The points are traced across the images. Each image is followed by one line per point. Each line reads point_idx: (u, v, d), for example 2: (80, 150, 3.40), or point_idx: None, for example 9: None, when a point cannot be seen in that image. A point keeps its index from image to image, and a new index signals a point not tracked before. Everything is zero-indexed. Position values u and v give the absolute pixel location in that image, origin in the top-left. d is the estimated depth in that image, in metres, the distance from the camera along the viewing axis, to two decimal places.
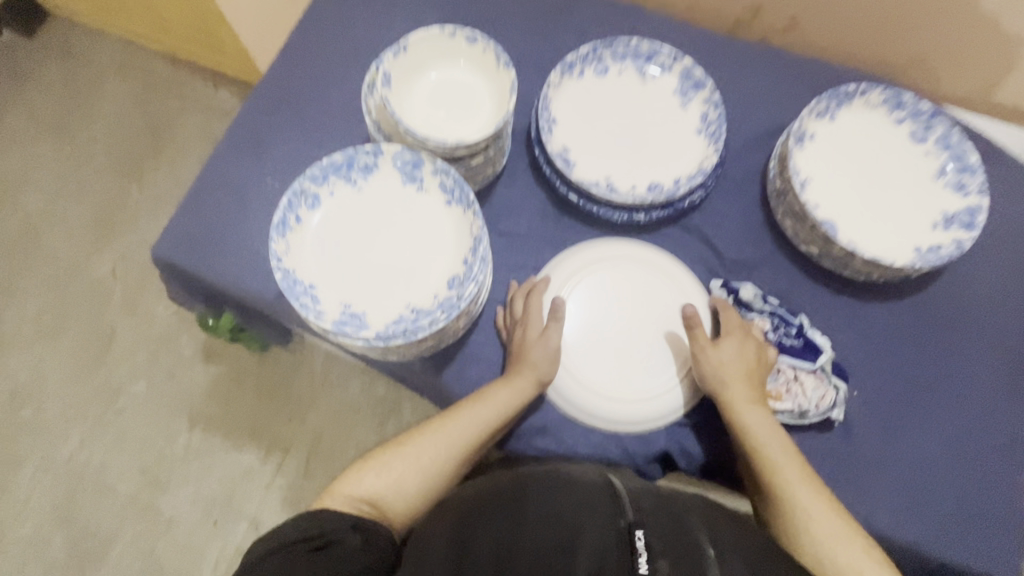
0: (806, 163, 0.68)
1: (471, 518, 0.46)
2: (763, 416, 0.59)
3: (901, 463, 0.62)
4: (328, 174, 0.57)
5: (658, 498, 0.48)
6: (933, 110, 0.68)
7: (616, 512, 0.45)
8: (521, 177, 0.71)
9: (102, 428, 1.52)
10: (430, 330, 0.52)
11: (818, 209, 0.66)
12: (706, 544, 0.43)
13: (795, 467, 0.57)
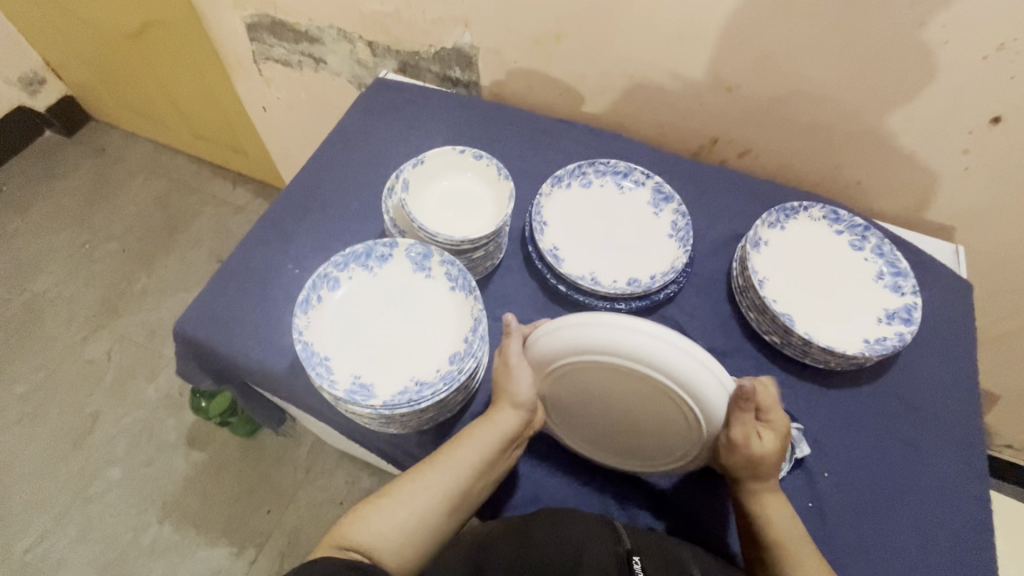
0: (763, 265, 0.78)
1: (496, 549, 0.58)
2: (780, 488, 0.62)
3: (874, 545, 0.65)
4: (349, 260, 0.66)
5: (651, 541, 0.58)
6: (865, 225, 0.80)
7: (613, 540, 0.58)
8: (515, 270, 0.80)
9: (68, 518, 1.45)
10: (433, 399, 0.57)
11: (777, 304, 0.75)
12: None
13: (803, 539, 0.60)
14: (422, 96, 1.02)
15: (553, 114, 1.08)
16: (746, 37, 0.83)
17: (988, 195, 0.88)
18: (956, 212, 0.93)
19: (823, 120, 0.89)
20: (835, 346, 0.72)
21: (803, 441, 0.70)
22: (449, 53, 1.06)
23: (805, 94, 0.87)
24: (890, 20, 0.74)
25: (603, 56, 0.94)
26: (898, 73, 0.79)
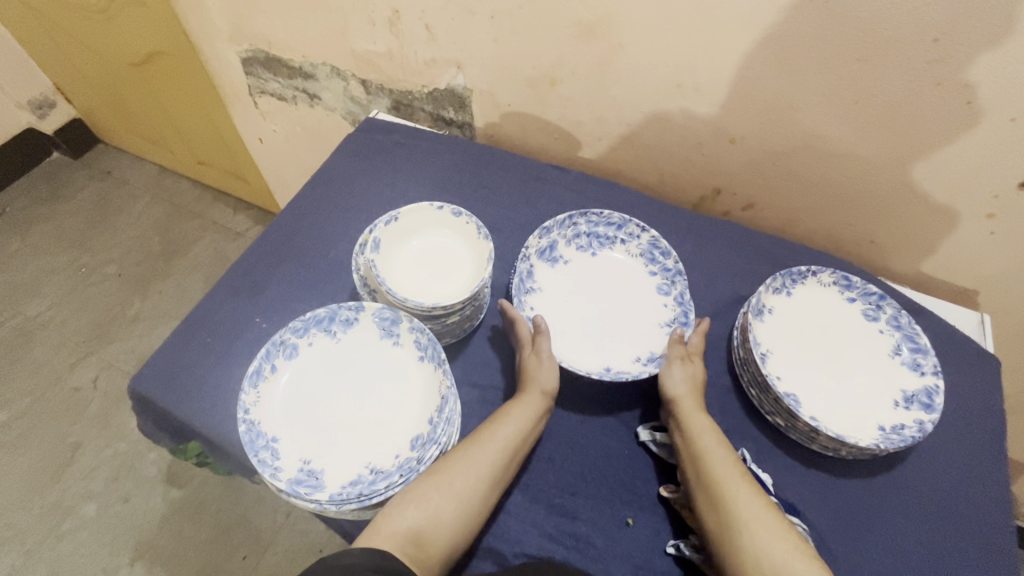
0: (766, 335, 0.72)
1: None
2: (706, 421, 0.63)
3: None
4: (310, 325, 0.60)
5: None
6: (881, 294, 0.74)
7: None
8: (497, 329, 0.74)
9: (36, 556, 1.39)
10: (386, 495, 0.51)
11: (781, 381, 0.69)
12: None
13: (736, 473, 0.58)
14: (412, 138, 0.98)
15: (549, 159, 1.04)
16: (754, 88, 0.78)
17: (1018, 261, 0.81)
18: (982, 277, 0.85)
19: (835, 176, 0.83)
20: (845, 433, 0.65)
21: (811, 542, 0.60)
22: (442, 94, 1.03)
23: (815, 149, 0.81)
24: (909, 76, 0.68)
25: (601, 103, 0.90)
26: (920, 130, 0.73)
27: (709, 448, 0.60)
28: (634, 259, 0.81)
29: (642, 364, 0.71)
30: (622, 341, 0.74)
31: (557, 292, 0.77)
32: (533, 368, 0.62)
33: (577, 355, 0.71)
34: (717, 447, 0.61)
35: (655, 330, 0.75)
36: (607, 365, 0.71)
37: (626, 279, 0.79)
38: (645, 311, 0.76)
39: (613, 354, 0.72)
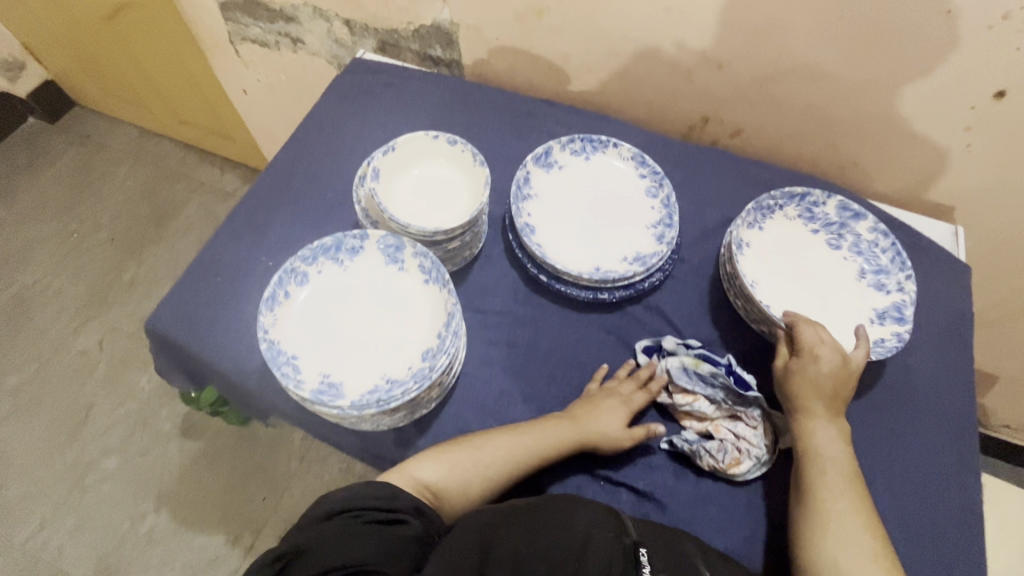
0: (749, 269, 0.75)
1: (503, 531, 0.56)
2: (834, 430, 0.63)
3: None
4: (318, 254, 0.63)
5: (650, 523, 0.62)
6: (843, 222, 0.78)
7: (629, 537, 0.58)
8: (496, 258, 0.78)
9: (65, 509, 1.46)
10: (402, 400, 0.55)
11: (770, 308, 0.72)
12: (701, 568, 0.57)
13: (848, 486, 0.61)
14: (401, 78, 0.98)
15: (539, 95, 1.04)
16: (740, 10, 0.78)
17: (992, 173, 0.84)
18: (961, 192, 0.89)
19: (820, 98, 0.85)
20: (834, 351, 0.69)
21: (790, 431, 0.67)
22: (428, 31, 1.02)
23: (800, 71, 0.83)
24: None
25: (589, 33, 0.90)
26: (902, 47, 0.75)
27: (828, 458, 0.62)
28: (626, 162, 0.83)
29: (629, 264, 0.75)
30: (611, 244, 0.77)
31: (552, 198, 0.80)
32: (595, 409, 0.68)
33: (566, 258, 0.76)
34: (837, 458, 0.62)
35: (642, 233, 0.78)
36: (596, 265, 0.76)
37: (618, 186, 0.82)
38: (634, 215, 0.79)
39: (601, 256, 0.76)
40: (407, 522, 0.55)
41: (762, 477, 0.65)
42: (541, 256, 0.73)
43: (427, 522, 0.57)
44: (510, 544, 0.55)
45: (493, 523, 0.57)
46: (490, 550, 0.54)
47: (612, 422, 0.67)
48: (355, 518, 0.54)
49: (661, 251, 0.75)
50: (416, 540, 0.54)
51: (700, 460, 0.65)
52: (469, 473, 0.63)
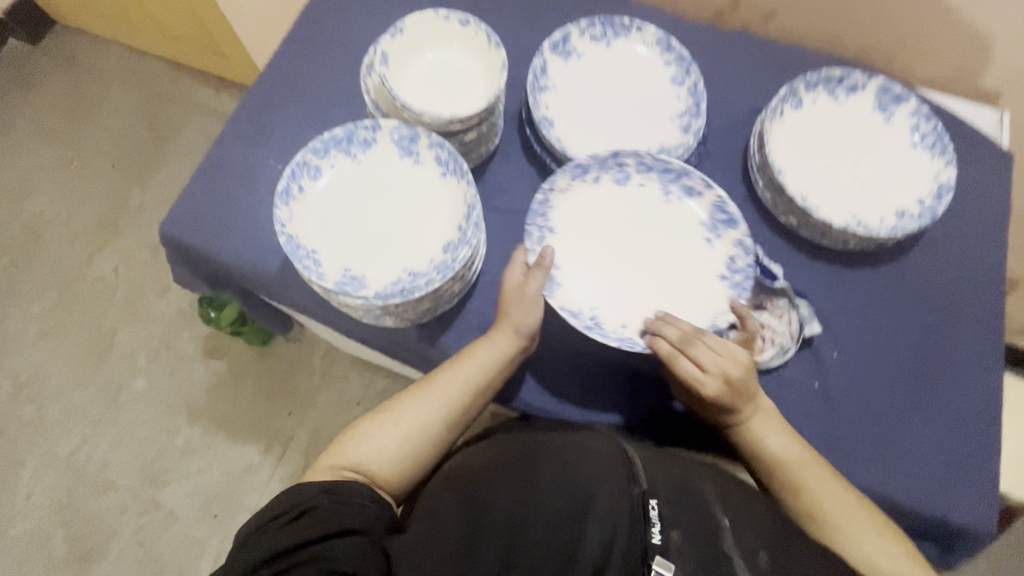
0: (579, 299, 0.66)
1: (489, 506, 0.54)
2: (775, 425, 0.62)
3: (884, 433, 0.64)
4: (329, 147, 0.61)
5: (667, 468, 0.58)
6: (615, 154, 0.69)
7: (637, 487, 0.53)
8: (513, 155, 0.74)
9: (103, 425, 1.53)
10: (426, 290, 0.55)
11: (624, 328, 0.65)
12: (721, 515, 0.52)
13: (812, 472, 0.60)
14: None
15: None
16: None
17: None
18: (1011, 74, 0.82)
19: None
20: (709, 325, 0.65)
21: (813, 321, 0.66)
22: None
23: None
24: None
25: None
26: None
27: (772, 456, 0.61)
28: (650, 49, 0.77)
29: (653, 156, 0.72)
30: (634, 137, 0.73)
31: (571, 87, 0.75)
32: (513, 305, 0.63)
33: (588, 152, 0.72)
34: (784, 452, 0.61)
35: (668, 125, 0.74)
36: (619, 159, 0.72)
37: (642, 74, 0.76)
38: (659, 106, 0.75)
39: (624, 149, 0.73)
40: (312, 508, 0.54)
41: (782, 366, 0.66)
42: (561, 148, 0.70)
43: (336, 496, 0.56)
44: (497, 519, 0.53)
45: (480, 498, 0.55)
46: (475, 528, 0.52)
47: (529, 315, 0.63)
48: (264, 531, 0.53)
49: (688, 142, 0.72)
50: (329, 516, 0.53)
51: None
52: (384, 438, 0.62)
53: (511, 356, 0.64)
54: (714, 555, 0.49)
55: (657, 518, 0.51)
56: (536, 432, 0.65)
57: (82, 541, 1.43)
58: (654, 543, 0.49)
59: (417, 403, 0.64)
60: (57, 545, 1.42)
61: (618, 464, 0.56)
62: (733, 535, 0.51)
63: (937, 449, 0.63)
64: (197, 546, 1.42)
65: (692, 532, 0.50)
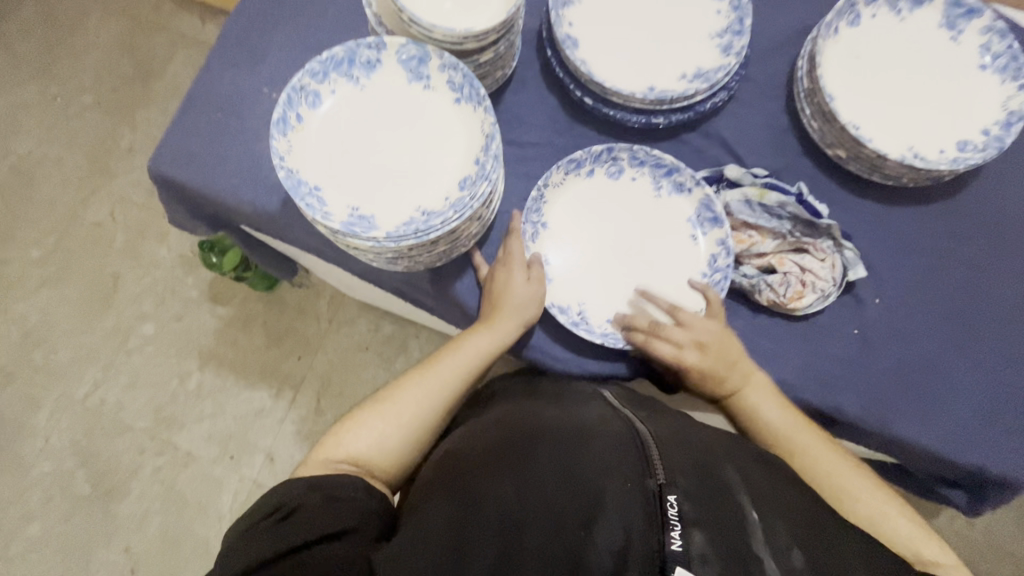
0: (566, 293, 0.64)
1: (488, 506, 0.52)
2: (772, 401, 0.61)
3: (926, 382, 0.61)
4: (329, 69, 0.54)
5: (683, 449, 0.56)
6: (609, 147, 0.64)
7: (653, 480, 0.52)
8: (532, 82, 0.67)
9: (114, 369, 1.54)
10: (443, 230, 0.50)
11: (608, 321, 0.63)
12: (747, 506, 0.51)
13: (811, 443, 0.61)
14: None
15: None
16: None
17: None
18: None
19: None
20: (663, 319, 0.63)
21: (858, 265, 0.62)
22: None
23: None
24: None
25: None
26: None
27: (767, 425, 0.62)
28: None
29: (687, 82, 0.64)
30: (668, 59, 0.66)
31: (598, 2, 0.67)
32: (504, 290, 0.61)
33: (615, 76, 0.65)
34: (778, 422, 0.61)
35: (706, 45, 0.66)
36: (650, 84, 0.65)
37: None
38: (696, 23, 0.66)
39: (656, 73, 0.65)
40: (300, 506, 0.56)
41: (820, 311, 0.62)
42: (587, 72, 0.62)
43: (324, 492, 0.58)
44: (497, 524, 0.51)
45: (478, 498, 0.53)
46: (475, 533, 0.50)
47: (520, 293, 0.60)
48: (255, 528, 0.55)
49: (729, 64, 0.64)
50: (316, 513, 0.55)
51: (760, 294, 0.62)
52: (384, 427, 0.66)
53: (501, 347, 0.63)
54: (739, 554, 0.47)
55: (677, 517, 0.48)
56: (538, 407, 0.63)
57: (104, 480, 1.47)
58: (674, 548, 0.46)
59: (414, 383, 0.68)
60: (81, 483, 1.46)
61: (629, 454, 0.54)
62: (761, 533, 0.49)
63: (980, 394, 0.60)
64: (216, 484, 1.46)
65: (715, 531, 0.48)
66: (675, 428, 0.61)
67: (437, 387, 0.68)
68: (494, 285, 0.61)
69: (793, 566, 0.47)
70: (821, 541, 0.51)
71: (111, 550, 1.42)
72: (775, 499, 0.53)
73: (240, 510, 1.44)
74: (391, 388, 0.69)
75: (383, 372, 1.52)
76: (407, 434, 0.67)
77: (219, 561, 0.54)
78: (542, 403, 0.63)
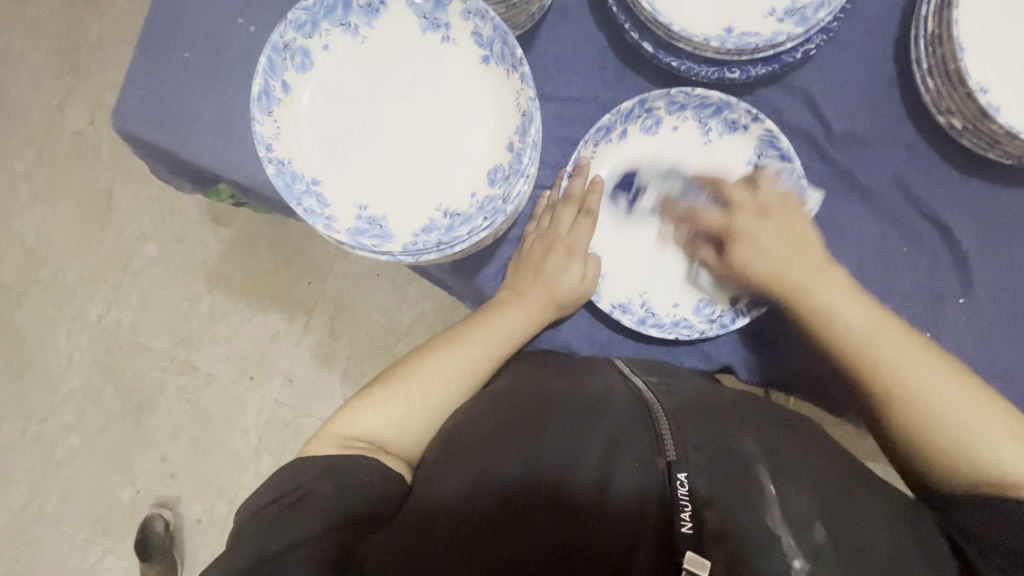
0: (622, 288, 0.56)
1: (491, 491, 0.44)
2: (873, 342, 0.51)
3: (1010, 393, 0.54)
4: (319, 17, 0.42)
5: (696, 408, 0.47)
6: (641, 99, 0.53)
7: (662, 456, 0.44)
8: (576, 16, 0.53)
9: (124, 290, 1.48)
10: (470, 243, 0.41)
11: (676, 308, 0.56)
12: (766, 479, 0.43)
13: (887, 337, 0.49)
14: None
15: None
16: None
17: None
18: None
19: None
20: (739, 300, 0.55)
21: (945, 256, 0.55)
22: None
23: None
24: None
25: None
26: None
27: (844, 328, 0.49)
28: None
29: (777, 21, 0.51)
30: None
31: None
32: (556, 271, 0.53)
33: (683, 15, 0.51)
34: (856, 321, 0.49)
35: None
36: (728, 25, 0.51)
37: None
38: None
39: (735, 10, 0.51)
40: (310, 494, 0.46)
41: (890, 310, 0.55)
42: (648, 8, 0.49)
43: (338, 476, 0.47)
44: (502, 512, 0.43)
45: (480, 481, 0.44)
46: (480, 520, 0.43)
47: (566, 272, 0.53)
48: (260, 515, 0.46)
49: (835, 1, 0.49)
50: (327, 503, 0.45)
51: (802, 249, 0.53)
52: (406, 407, 0.54)
53: (541, 322, 0.55)
54: (759, 540, 0.41)
55: (687, 497, 0.42)
56: (543, 372, 0.53)
57: (131, 397, 1.47)
58: (685, 532, 0.40)
59: (437, 357, 0.55)
60: (111, 400, 1.47)
61: (637, 427, 0.46)
62: (780, 507, 0.42)
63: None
64: (239, 403, 1.45)
65: (730, 509, 0.41)
66: (701, 394, 0.50)
67: (468, 367, 0.55)
68: (535, 258, 0.54)
69: (819, 547, 0.41)
70: (846, 510, 0.44)
71: (148, 459, 1.46)
72: (807, 477, 0.44)
73: (265, 426, 1.44)
74: (414, 362, 0.56)
75: (396, 298, 1.44)
76: (428, 416, 0.54)
77: (218, 552, 0.45)
78: (549, 368, 0.53)
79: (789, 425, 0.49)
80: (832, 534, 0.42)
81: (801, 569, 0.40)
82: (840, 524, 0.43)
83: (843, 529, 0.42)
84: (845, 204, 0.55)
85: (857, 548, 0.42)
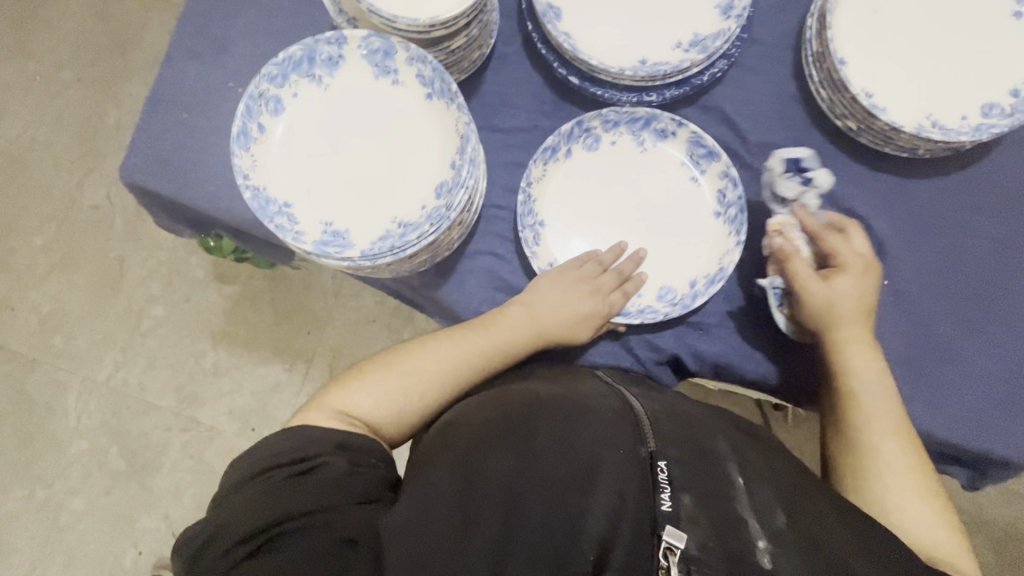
0: None
1: (489, 481, 0.44)
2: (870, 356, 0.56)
3: (942, 368, 0.58)
4: (288, 71, 0.50)
5: (678, 418, 0.51)
6: (577, 121, 0.60)
7: (644, 446, 0.46)
8: (515, 60, 0.62)
9: (132, 352, 1.55)
10: (419, 246, 0.47)
11: (640, 297, 0.61)
12: (735, 474, 0.46)
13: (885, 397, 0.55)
14: None
15: None
16: None
17: None
18: None
19: None
20: (695, 283, 0.60)
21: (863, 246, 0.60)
22: None
23: None
24: None
25: None
26: None
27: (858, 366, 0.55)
28: None
29: (684, 51, 0.59)
30: (660, 28, 0.60)
31: None
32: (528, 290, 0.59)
33: (602, 53, 0.59)
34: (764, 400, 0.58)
35: (702, 10, 0.60)
36: (641, 58, 0.60)
37: None
38: None
39: (647, 45, 0.60)
40: (321, 470, 0.46)
41: None
42: (569, 48, 0.57)
43: (349, 459, 0.49)
44: (500, 500, 0.44)
45: (480, 474, 0.45)
46: (476, 514, 0.43)
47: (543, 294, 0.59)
48: (270, 478, 0.46)
49: (728, 31, 0.58)
50: (335, 481, 0.46)
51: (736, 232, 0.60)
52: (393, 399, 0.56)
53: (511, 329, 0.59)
54: (729, 522, 0.43)
55: (667, 481, 0.44)
56: (533, 382, 0.55)
57: (136, 457, 1.49)
58: (664, 510, 0.43)
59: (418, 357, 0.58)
60: (117, 461, 1.49)
61: (621, 423, 0.48)
62: (748, 498, 0.45)
63: (997, 381, 0.57)
64: None
65: (704, 496, 0.44)
66: (677, 405, 0.54)
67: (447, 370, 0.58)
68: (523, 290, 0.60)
69: (782, 532, 0.44)
70: (803, 507, 0.46)
71: (152, 519, 1.46)
72: (771, 474, 0.48)
73: None
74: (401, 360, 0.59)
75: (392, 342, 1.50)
76: (405, 405, 0.56)
77: (214, 520, 0.43)
78: (539, 380, 0.56)
79: (752, 434, 0.54)
80: (792, 521, 0.45)
81: (766, 550, 0.42)
82: (802, 520, 0.45)
83: (805, 521, 0.45)
84: (769, 205, 0.61)
85: (811, 535, 0.44)
